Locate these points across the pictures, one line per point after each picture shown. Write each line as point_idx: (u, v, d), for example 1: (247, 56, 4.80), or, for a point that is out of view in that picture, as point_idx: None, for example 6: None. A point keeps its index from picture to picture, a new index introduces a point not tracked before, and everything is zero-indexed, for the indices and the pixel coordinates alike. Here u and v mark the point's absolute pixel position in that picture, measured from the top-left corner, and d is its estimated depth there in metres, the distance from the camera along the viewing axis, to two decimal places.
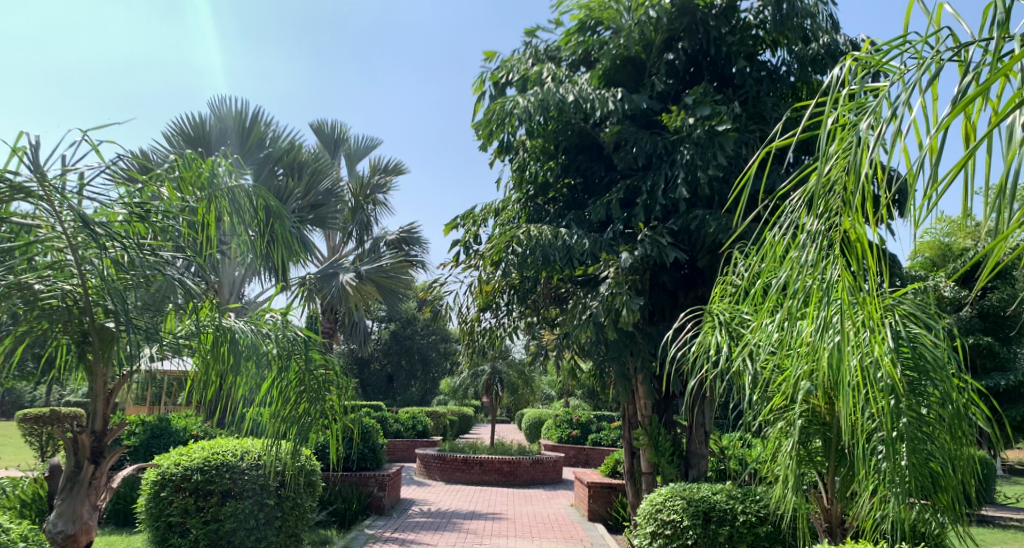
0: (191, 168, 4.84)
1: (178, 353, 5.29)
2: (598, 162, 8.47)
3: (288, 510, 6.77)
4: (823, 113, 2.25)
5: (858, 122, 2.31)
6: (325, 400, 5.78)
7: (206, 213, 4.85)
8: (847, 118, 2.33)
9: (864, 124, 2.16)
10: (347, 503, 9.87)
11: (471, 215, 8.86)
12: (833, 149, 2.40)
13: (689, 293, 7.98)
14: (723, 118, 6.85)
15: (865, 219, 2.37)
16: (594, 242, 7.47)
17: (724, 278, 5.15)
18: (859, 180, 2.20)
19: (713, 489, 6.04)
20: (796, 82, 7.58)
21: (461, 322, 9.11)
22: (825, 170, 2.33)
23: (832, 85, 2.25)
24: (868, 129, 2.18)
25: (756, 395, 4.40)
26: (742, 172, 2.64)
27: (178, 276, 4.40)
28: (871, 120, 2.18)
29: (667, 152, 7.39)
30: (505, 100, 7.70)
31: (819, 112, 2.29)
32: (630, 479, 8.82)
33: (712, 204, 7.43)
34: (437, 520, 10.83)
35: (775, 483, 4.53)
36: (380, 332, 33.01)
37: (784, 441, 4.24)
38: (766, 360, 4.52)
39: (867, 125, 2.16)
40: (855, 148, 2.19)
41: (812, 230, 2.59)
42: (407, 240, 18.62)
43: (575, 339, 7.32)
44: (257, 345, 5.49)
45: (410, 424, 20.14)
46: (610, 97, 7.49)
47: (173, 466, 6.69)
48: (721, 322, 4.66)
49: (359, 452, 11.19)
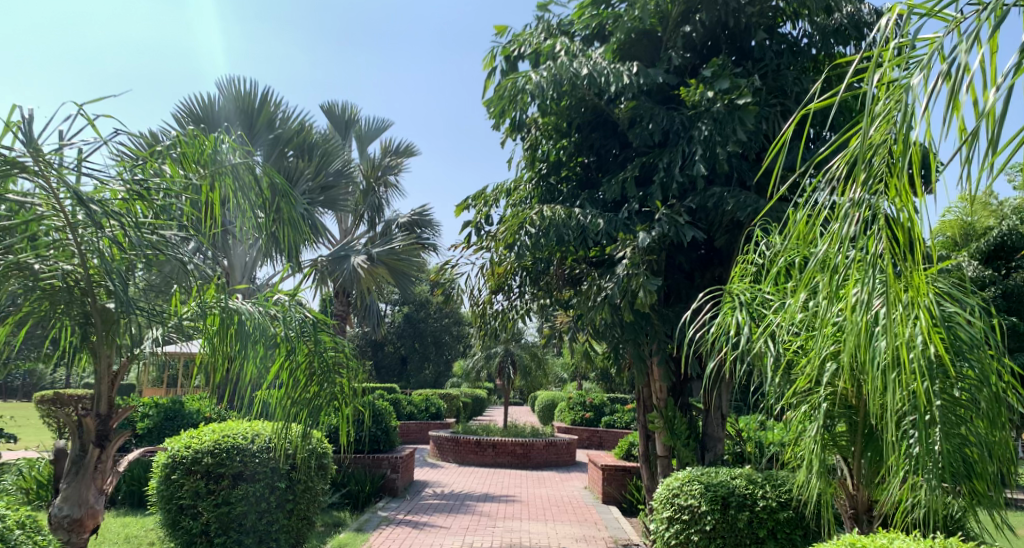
0: (194, 144, 4.72)
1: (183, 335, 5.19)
2: (613, 139, 8.24)
3: (300, 492, 6.72)
4: (869, 68, 2.06)
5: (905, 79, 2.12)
6: (336, 382, 5.68)
7: (210, 191, 4.73)
8: (892, 75, 2.15)
9: (913, 81, 1.98)
10: (361, 485, 9.84)
11: (483, 195, 8.69)
12: (876, 111, 2.22)
13: (705, 273, 7.81)
14: (743, 91, 6.65)
15: (909, 189, 2.19)
16: (609, 222, 7.29)
17: (744, 258, 4.98)
18: (908, 143, 2.02)
19: (732, 474, 5.89)
20: (818, 54, 7.45)
21: (473, 305, 8.96)
22: (868, 132, 2.14)
23: (880, 38, 2.06)
24: (918, 85, 2.00)
25: (778, 378, 4.24)
26: (775, 137, 2.44)
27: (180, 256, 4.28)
28: (921, 76, 2.00)
29: (684, 128, 7.19)
30: (517, 75, 7.51)
31: (864, 68, 2.10)
32: (645, 462, 8.68)
33: (731, 182, 7.24)
34: (451, 502, 10.77)
35: (799, 468, 4.40)
36: (393, 314, 33.00)
37: (807, 425, 4.09)
38: (789, 342, 4.35)
39: (918, 82, 1.98)
40: (902, 106, 2.01)
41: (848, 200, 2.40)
42: (419, 222, 18.47)
43: (590, 321, 7.17)
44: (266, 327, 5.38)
45: (423, 407, 20.14)
46: (626, 71, 7.28)
47: (184, 449, 6.61)
48: (743, 303, 4.48)
49: (372, 434, 11.15)
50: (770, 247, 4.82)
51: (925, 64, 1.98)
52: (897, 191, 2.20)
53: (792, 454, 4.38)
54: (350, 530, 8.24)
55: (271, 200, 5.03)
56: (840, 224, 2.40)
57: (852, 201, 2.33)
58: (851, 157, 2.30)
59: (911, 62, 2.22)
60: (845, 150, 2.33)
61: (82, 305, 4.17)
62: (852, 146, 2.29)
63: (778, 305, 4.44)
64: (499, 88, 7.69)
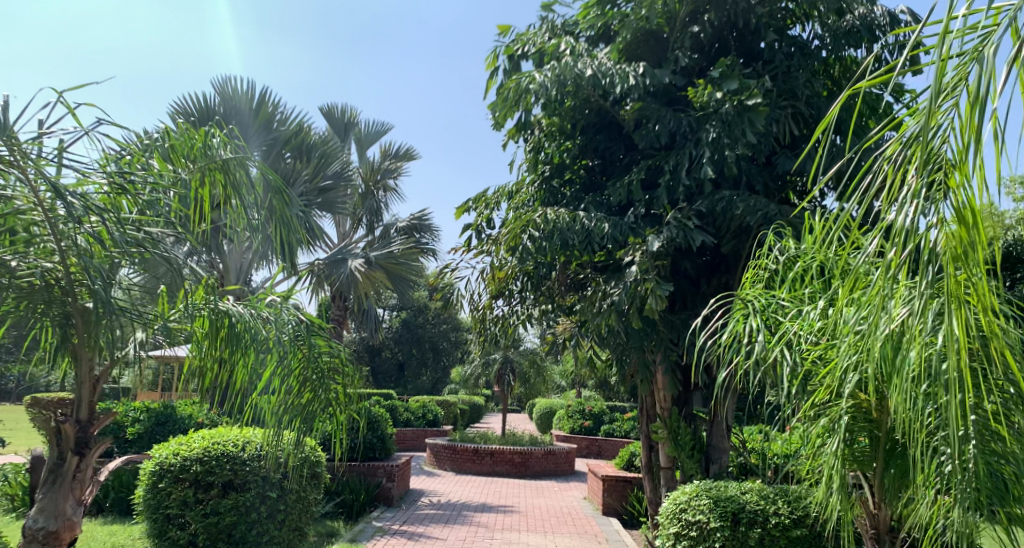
0: (183, 138, 4.53)
1: (171, 338, 4.97)
2: (618, 141, 8.05)
3: (291, 503, 6.43)
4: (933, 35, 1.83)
5: (971, 53, 1.90)
6: (330, 388, 5.45)
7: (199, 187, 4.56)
8: (957, 47, 1.92)
9: (988, 51, 1.75)
10: (356, 494, 9.62)
11: (484, 198, 8.49)
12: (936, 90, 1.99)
13: (712, 280, 7.63)
14: (753, 92, 6.47)
15: (971, 179, 1.96)
16: (614, 226, 7.11)
17: (756, 264, 4.78)
18: (978, 123, 1.79)
19: (742, 489, 5.69)
20: (829, 56, 7.24)
21: (473, 310, 8.75)
22: (927, 113, 1.91)
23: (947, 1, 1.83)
24: (993, 57, 1.77)
25: (796, 389, 4.03)
26: (818, 117, 2.22)
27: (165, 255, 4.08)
28: (996, 46, 1.77)
29: (692, 130, 7.01)
30: (521, 74, 7.33)
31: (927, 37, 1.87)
32: (648, 474, 8.44)
33: (740, 186, 7.05)
34: (447, 512, 10.53)
35: (817, 485, 4.19)
36: (392, 320, 32.77)
37: (826, 439, 3.89)
38: (806, 352, 4.15)
39: (994, 53, 1.75)
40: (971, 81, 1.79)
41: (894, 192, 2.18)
42: (418, 227, 18.31)
43: (594, 327, 6.96)
44: (257, 331, 5.17)
45: (420, 413, 19.89)
46: (632, 71, 7.09)
47: (172, 457, 6.38)
48: (756, 310, 4.29)
49: (368, 442, 10.92)
50: (784, 253, 4.63)
51: (1004, 32, 1.75)
52: (954, 180, 2.00)
53: (809, 469, 4.18)
54: (344, 541, 8.01)
55: (267, 198, 4.83)
56: (883, 218, 2.19)
57: (899, 193, 2.13)
58: (902, 144, 2.09)
59: (975, 39, 2.00)
60: (891, 136, 2.15)
61: (62, 305, 3.95)
62: (903, 131, 2.09)
63: (796, 313, 4.24)
64: (502, 89, 7.52)
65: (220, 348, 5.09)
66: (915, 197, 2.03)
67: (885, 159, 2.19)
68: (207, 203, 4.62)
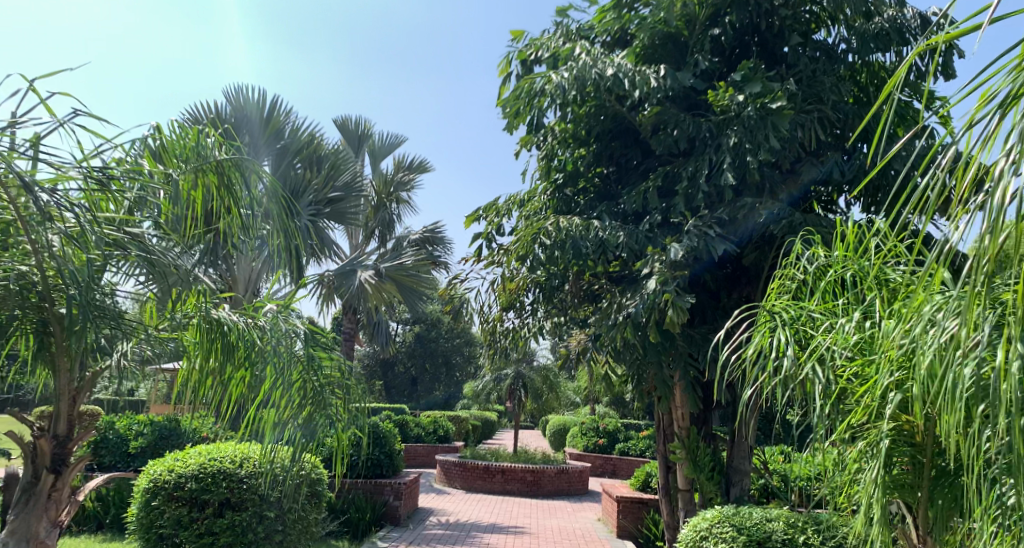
0: (175, 137, 4.30)
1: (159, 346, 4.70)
2: (634, 148, 7.79)
3: (290, 523, 6.12)
4: None
5: None
6: (331, 403, 5.17)
7: (190, 187, 4.33)
8: None
9: None
10: (361, 513, 9.34)
11: (495, 207, 8.24)
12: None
13: (733, 293, 7.34)
14: (777, 95, 6.18)
15: None
16: (630, 235, 6.84)
17: (783, 274, 4.45)
18: None
19: (769, 516, 5.32)
20: (857, 60, 6.91)
21: (483, 322, 8.48)
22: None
23: None
24: None
25: (830, 409, 3.68)
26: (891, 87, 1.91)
27: (146, 254, 3.85)
28: None
29: (712, 135, 6.73)
30: (534, 76, 7.11)
31: None
32: (665, 496, 8.06)
33: (763, 195, 6.76)
34: (456, 533, 10.19)
35: (853, 515, 3.83)
36: (405, 334, 32.61)
37: (865, 465, 3.53)
38: (841, 369, 3.81)
39: None
40: None
41: (976, 173, 1.83)
42: (431, 239, 18.11)
43: (608, 341, 6.66)
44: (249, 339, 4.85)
45: (431, 429, 19.58)
46: (650, 74, 6.83)
47: (167, 473, 6.10)
48: (787, 322, 3.92)
49: (375, 458, 10.65)
50: (814, 262, 4.29)
51: None
52: None
53: (846, 499, 3.81)
54: None
55: (262, 200, 4.57)
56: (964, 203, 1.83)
57: (987, 172, 1.77)
58: (987, 113, 1.75)
59: None
60: (973, 105, 1.81)
61: (38, 311, 3.73)
62: (993, 97, 1.74)
63: (828, 326, 3.90)
64: (515, 93, 7.28)
65: (211, 359, 4.79)
66: (1010, 174, 1.67)
67: (963, 133, 1.84)
68: (199, 206, 4.38)
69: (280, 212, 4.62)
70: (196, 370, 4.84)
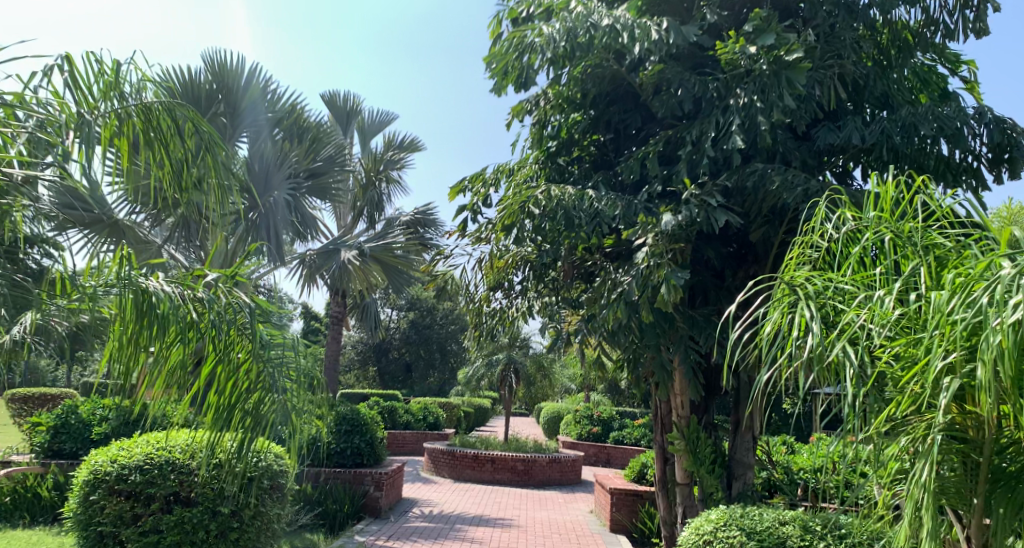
0: (93, 74, 3.64)
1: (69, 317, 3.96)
2: (634, 112, 7.14)
3: (248, 520, 5.51)
4: None
5: None
6: (282, 387, 4.45)
7: (114, 136, 3.77)
8: None
9: None
10: (339, 504, 8.78)
11: (482, 177, 7.58)
12: None
13: (738, 272, 6.73)
14: (794, 46, 5.55)
15: None
16: (628, 205, 6.20)
17: (805, 241, 3.82)
18: None
19: (781, 518, 4.75)
20: (880, 13, 6.25)
21: (469, 301, 7.86)
22: None
23: None
24: None
25: (866, 399, 3.06)
26: None
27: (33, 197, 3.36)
28: None
29: (719, 96, 6.10)
30: (525, 29, 6.45)
31: None
32: (662, 490, 7.47)
33: (774, 162, 6.15)
34: (440, 525, 9.61)
35: (890, 523, 3.23)
36: (399, 321, 32.10)
37: (911, 465, 2.92)
38: (877, 351, 3.19)
39: None
40: None
41: None
42: (421, 221, 17.44)
43: (601, 322, 6.07)
44: (186, 314, 4.12)
45: (421, 416, 19.04)
46: (653, 27, 6.16)
47: (109, 464, 5.47)
48: (811, 297, 3.29)
49: (355, 447, 10.07)
50: (842, 227, 3.63)
51: None
52: None
53: (880, 506, 3.21)
54: None
55: (191, 151, 4.04)
56: None
57: None
58: None
59: None
60: None
61: None
62: None
63: (862, 301, 3.28)
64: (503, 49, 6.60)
65: (133, 335, 3.90)
66: None
67: None
68: (124, 156, 3.84)
69: (208, 162, 4.14)
70: (114, 351, 3.93)
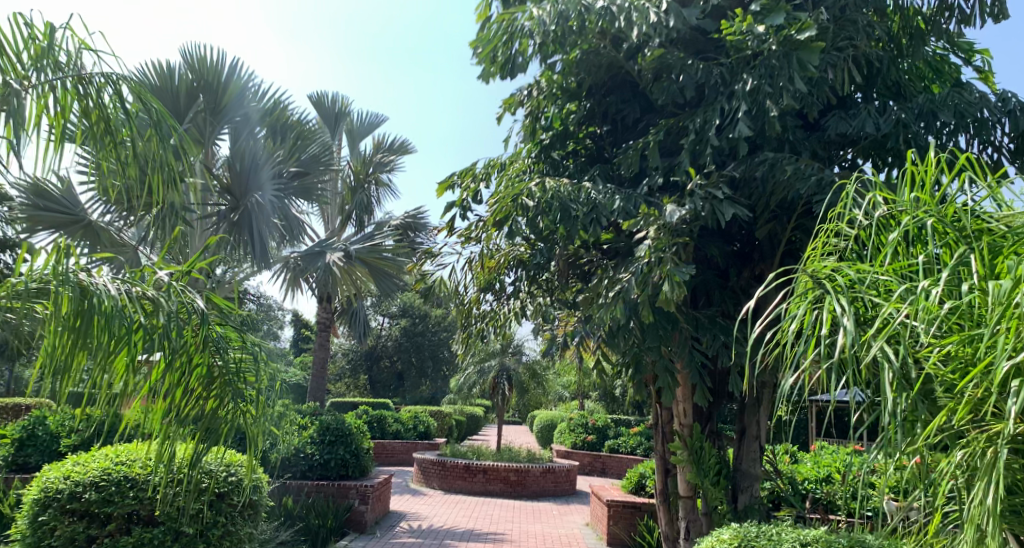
0: (20, 37, 3.22)
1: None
2: (632, 103, 6.73)
3: (215, 541, 5.04)
4: None
5: None
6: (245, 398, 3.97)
7: (48, 109, 3.34)
8: None
9: None
10: (321, 520, 8.29)
11: (471, 171, 7.15)
12: None
13: (744, 271, 6.32)
14: (806, 25, 5.15)
15: None
16: (627, 198, 5.78)
17: (830, 230, 3.39)
18: None
19: (801, 538, 4.32)
20: None
21: (458, 304, 7.40)
22: None
23: None
24: None
25: (914, 406, 2.62)
26: None
27: None
28: None
29: (725, 81, 5.70)
30: (515, 10, 6.03)
31: None
32: (663, 503, 7.02)
33: (783, 151, 5.76)
34: (428, 541, 9.12)
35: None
36: (391, 329, 31.59)
37: (974, 486, 2.48)
38: (923, 352, 2.75)
39: None
40: None
41: None
42: (412, 225, 16.99)
43: (599, 323, 5.64)
44: (132, 316, 3.63)
45: (411, 425, 18.53)
46: (653, 8, 5.74)
47: (61, 481, 4.99)
48: (844, 290, 2.86)
49: (341, 458, 9.58)
50: (873, 212, 3.22)
51: None
52: None
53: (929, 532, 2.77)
54: None
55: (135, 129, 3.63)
56: None
57: None
58: None
59: None
60: None
61: None
62: None
63: (903, 295, 2.85)
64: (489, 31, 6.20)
65: (71, 338, 3.44)
66: None
67: None
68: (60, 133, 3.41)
69: (155, 145, 3.73)
70: (46, 354, 3.46)
